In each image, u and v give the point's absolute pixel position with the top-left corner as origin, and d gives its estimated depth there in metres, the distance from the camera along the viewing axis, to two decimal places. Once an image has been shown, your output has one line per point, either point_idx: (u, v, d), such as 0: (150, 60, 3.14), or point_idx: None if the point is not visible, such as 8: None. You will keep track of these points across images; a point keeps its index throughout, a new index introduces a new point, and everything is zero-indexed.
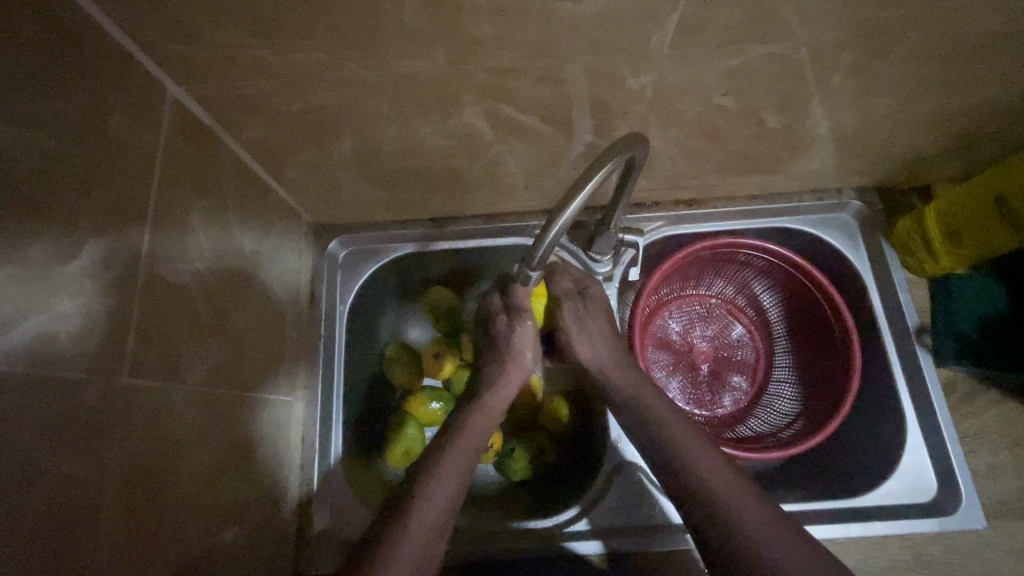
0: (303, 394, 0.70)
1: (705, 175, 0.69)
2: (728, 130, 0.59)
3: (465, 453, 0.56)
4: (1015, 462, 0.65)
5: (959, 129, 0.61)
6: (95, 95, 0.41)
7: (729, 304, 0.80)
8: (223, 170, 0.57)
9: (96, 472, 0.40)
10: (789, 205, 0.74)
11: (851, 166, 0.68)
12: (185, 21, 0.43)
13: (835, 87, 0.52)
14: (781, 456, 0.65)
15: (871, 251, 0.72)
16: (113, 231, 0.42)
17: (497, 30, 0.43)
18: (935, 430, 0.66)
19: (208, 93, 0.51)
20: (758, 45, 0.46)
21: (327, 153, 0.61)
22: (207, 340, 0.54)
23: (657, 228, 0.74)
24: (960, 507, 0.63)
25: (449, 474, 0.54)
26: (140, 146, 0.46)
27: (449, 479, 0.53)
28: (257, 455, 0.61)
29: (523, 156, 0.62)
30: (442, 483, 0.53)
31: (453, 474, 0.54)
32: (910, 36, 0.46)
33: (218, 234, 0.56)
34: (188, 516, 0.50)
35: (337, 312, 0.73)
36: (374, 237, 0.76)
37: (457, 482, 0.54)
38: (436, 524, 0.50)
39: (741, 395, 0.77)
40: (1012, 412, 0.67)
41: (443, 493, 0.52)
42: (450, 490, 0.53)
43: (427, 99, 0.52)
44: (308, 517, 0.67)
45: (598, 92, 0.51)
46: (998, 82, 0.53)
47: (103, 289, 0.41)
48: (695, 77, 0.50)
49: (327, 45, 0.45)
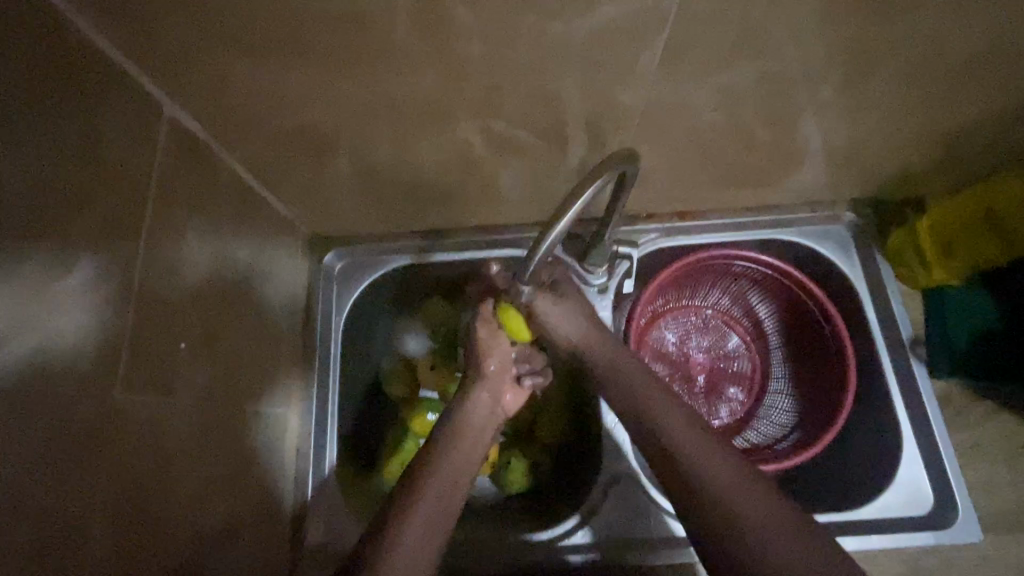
0: (299, 406, 0.70)
1: (699, 189, 0.69)
2: (719, 143, 0.59)
3: (457, 469, 0.56)
4: (1012, 475, 0.65)
5: (950, 142, 0.61)
6: (89, 112, 0.42)
7: (725, 315, 0.79)
8: (219, 185, 0.58)
9: (87, 491, 0.40)
10: (783, 218, 0.74)
11: (843, 179, 0.68)
12: (180, 40, 0.43)
13: (825, 102, 0.53)
14: (776, 469, 0.65)
15: (864, 263, 0.72)
16: (107, 246, 0.43)
17: (487, 49, 0.44)
18: (931, 443, 0.66)
19: (204, 109, 0.51)
20: (747, 62, 0.47)
21: (322, 167, 0.61)
22: (202, 353, 0.54)
23: (652, 240, 0.74)
24: (957, 520, 0.63)
25: (440, 489, 0.54)
26: (135, 162, 0.46)
27: (439, 493, 0.53)
28: (252, 468, 0.61)
29: (517, 171, 0.63)
30: (431, 495, 0.53)
31: (442, 487, 0.54)
32: (896, 53, 0.47)
33: (214, 246, 0.56)
34: (180, 531, 0.50)
35: (333, 324, 0.74)
36: (370, 251, 0.76)
37: (446, 496, 0.53)
38: (425, 537, 0.50)
39: (737, 406, 0.77)
40: (1007, 424, 0.66)
41: (438, 504, 0.53)
42: (439, 503, 0.53)
43: (420, 114, 0.52)
44: (303, 530, 0.67)
45: (590, 108, 0.52)
46: (987, 97, 0.54)
47: (99, 305, 0.42)
48: (686, 93, 0.50)
49: (319, 62, 0.45)
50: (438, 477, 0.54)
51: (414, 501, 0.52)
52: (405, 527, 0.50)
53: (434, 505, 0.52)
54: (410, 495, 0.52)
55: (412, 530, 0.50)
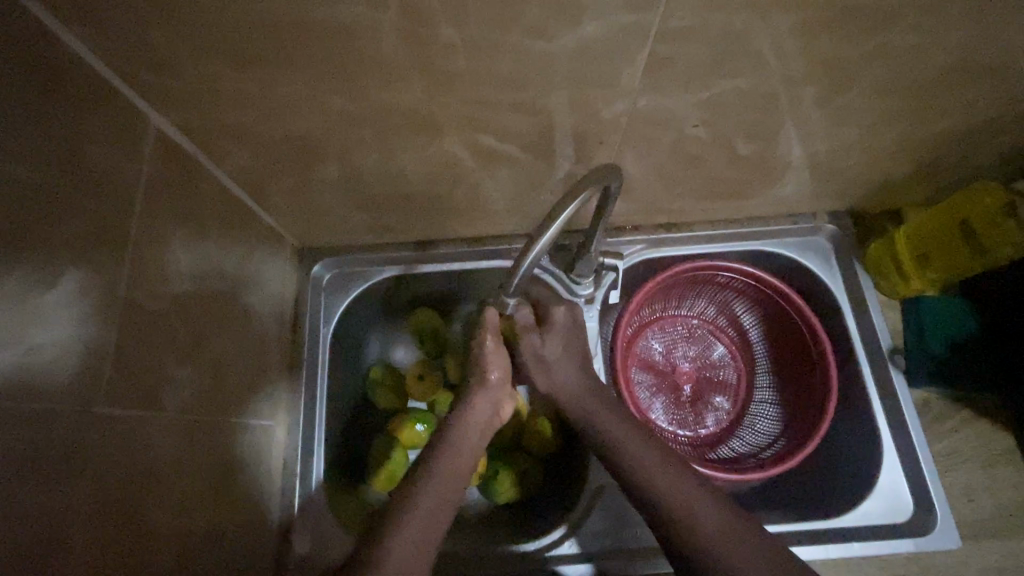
0: (285, 417, 0.70)
1: (683, 201, 0.70)
2: (702, 157, 0.60)
3: (451, 477, 0.56)
4: (988, 481, 0.66)
5: (924, 156, 0.63)
6: (74, 125, 0.42)
7: (710, 324, 0.80)
8: (205, 197, 0.58)
9: (69, 505, 0.39)
10: (765, 229, 0.75)
11: (823, 191, 0.69)
12: (168, 55, 0.44)
13: (804, 116, 0.54)
14: (763, 476, 0.66)
15: (845, 272, 0.74)
16: (93, 259, 0.43)
17: (473, 65, 0.45)
18: (911, 450, 0.67)
19: (191, 121, 0.52)
20: (726, 78, 0.48)
21: (309, 179, 0.61)
22: (188, 365, 0.54)
23: (637, 251, 0.75)
24: (937, 527, 0.64)
25: (433, 495, 0.54)
26: (121, 175, 0.46)
27: (434, 500, 0.54)
28: (238, 480, 0.61)
29: (504, 183, 0.64)
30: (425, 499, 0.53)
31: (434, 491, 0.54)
32: (869, 71, 0.48)
33: (200, 257, 0.56)
34: (164, 544, 0.49)
35: (320, 334, 0.73)
36: (359, 262, 0.76)
37: (441, 501, 0.54)
38: (419, 543, 0.50)
39: (724, 415, 0.78)
40: (983, 431, 0.68)
41: (433, 508, 0.53)
42: (433, 508, 0.53)
43: (407, 128, 0.53)
44: (289, 543, 0.66)
45: (575, 121, 0.53)
46: (958, 112, 0.56)
47: (82, 319, 0.41)
48: (668, 108, 0.52)
49: (308, 77, 0.46)
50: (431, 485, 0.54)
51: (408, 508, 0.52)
52: (399, 533, 0.50)
53: (428, 510, 0.53)
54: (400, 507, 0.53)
55: (406, 536, 0.50)
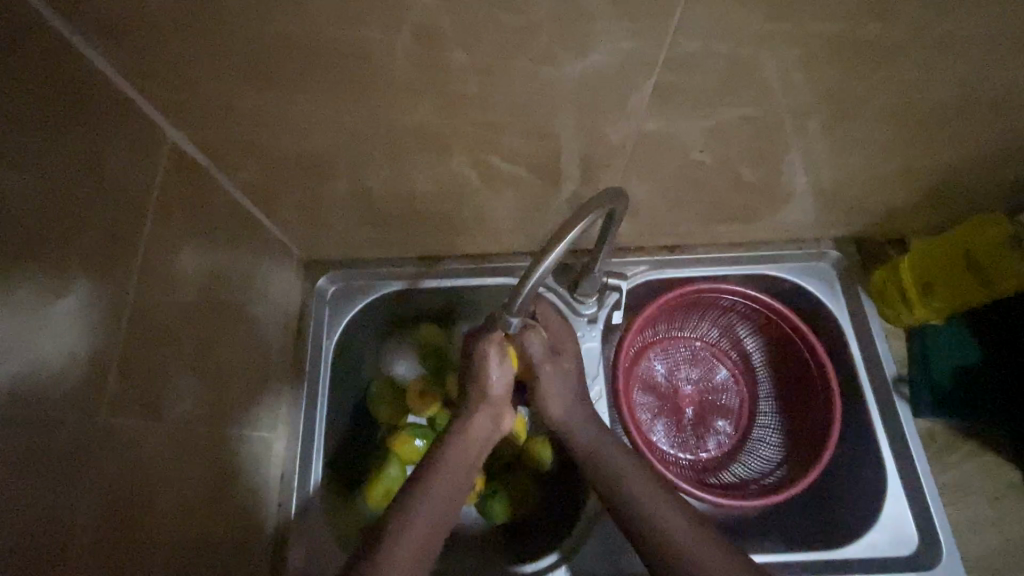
0: (284, 429, 0.69)
1: (688, 224, 0.70)
2: (708, 182, 0.61)
3: (454, 488, 0.58)
4: (995, 515, 0.65)
5: (930, 186, 0.63)
6: (90, 137, 0.42)
7: (713, 347, 0.80)
8: (215, 208, 0.58)
9: (70, 514, 0.39)
10: (770, 253, 0.75)
11: (829, 218, 0.69)
12: (187, 71, 0.45)
13: (809, 145, 0.55)
14: (764, 503, 0.65)
15: (850, 300, 0.73)
16: (103, 270, 0.43)
17: (484, 89, 0.46)
18: (916, 482, 0.66)
19: (207, 136, 0.53)
20: (732, 106, 0.49)
21: (317, 194, 0.62)
22: (191, 374, 0.54)
23: (641, 272, 0.75)
24: (942, 561, 0.63)
25: (437, 503, 0.56)
26: (138, 186, 0.47)
27: (438, 509, 0.55)
28: (235, 491, 0.60)
29: (509, 203, 0.64)
30: (426, 505, 0.55)
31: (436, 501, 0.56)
32: (873, 101, 0.49)
33: (209, 266, 0.57)
34: (159, 557, 0.49)
35: (323, 346, 0.73)
36: (363, 275, 0.76)
37: (442, 509, 0.56)
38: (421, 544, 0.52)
39: (725, 438, 0.77)
40: (989, 464, 0.67)
41: (435, 517, 0.55)
42: (436, 515, 0.55)
43: (417, 146, 0.53)
44: (283, 556, 0.65)
45: (583, 144, 0.53)
46: (963, 144, 0.56)
47: (90, 329, 0.42)
48: (675, 134, 0.52)
49: (320, 96, 0.47)
50: (436, 493, 0.56)
51: (410, 515, 0.54)
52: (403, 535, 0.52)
53: (433, 518, 0.54)
54: (407, 515, 0.54)
55: (409, 539, 0.52)
